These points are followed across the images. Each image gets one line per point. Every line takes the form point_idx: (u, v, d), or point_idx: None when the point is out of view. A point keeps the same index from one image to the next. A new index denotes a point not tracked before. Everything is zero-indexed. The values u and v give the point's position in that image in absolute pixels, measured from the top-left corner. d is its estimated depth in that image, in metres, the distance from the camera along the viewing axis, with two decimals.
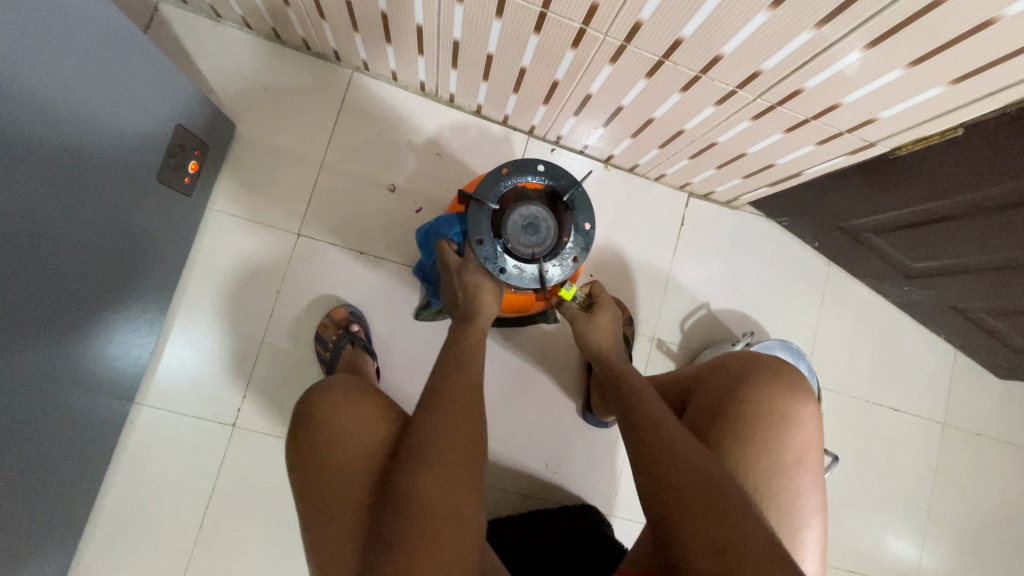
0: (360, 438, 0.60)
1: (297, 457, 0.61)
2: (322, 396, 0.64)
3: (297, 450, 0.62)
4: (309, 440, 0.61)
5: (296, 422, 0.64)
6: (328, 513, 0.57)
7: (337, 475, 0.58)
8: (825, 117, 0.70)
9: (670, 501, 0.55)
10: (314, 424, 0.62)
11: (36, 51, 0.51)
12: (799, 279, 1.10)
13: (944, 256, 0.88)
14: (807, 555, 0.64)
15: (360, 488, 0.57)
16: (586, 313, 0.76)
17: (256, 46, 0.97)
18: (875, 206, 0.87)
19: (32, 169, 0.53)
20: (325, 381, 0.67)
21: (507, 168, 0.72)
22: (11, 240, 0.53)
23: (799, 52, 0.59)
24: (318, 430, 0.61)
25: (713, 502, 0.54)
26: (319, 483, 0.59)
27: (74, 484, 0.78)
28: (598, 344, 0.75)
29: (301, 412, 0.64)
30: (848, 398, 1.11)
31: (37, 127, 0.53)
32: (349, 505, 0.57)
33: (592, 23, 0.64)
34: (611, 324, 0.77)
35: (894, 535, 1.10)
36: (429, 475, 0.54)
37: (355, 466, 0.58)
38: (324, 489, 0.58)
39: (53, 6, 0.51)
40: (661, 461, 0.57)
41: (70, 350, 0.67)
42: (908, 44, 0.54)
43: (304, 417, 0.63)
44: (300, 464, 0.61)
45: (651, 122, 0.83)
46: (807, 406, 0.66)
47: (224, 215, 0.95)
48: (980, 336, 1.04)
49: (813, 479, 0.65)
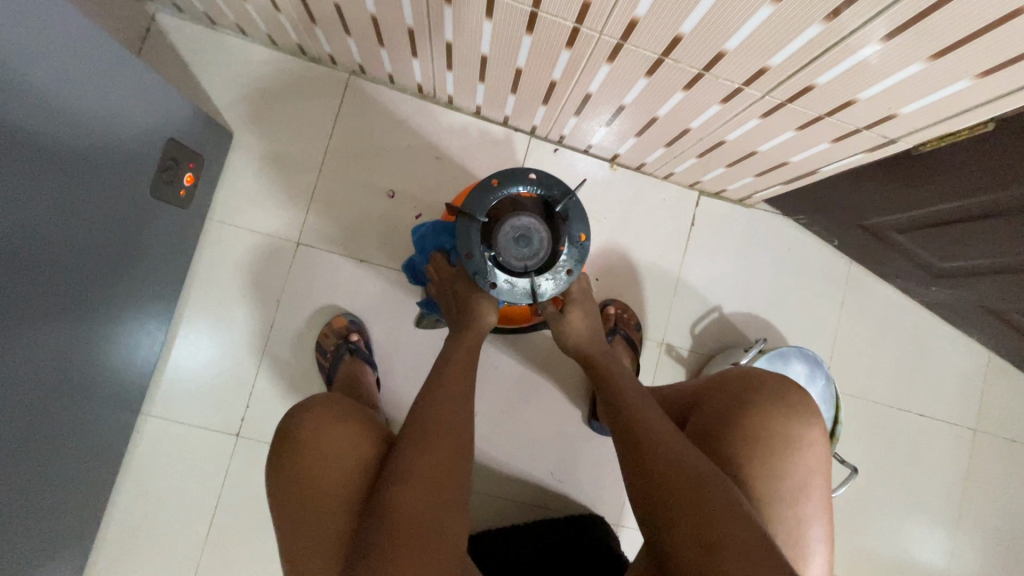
0: (339, 462, 0.59)
1: (274, 478, 0.60)
2: (300, 416, 0.62)
3: (275, 470, 0.61)
4: (286, 461, 0.60)
5: (273, 441, 0.62)
6: (305, 540, 0.56)
7: (314, 500, 0.57)
8: (839, 114, 0.65)
9: (662, 506, 0.53)
10: (291, 444, 0.60)
11: (30, 79, 0.51)
12: (819, 279, 1.05)
13: (975, 256, 0.82)
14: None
15: (338, 515, 0.56)
16: (557, 314, 0.74)
17: (252, 53, 0.96)
18: (899, 205, 0.82)
19: (37, 192, 0.55)
20: (304, 399, 0.65)
21: (496, 179, 0.69)
22: (25, 258, 0.55)
23: (810, 46, 0.54)
24: (294, 453, 0.59)
25: (703, 500, 0.51)
26: (295, 508, 0.58)
27: (80, 498, 0.79)
28: (583, 348, 0.73)
29: (279, 431, 0.62)
30: (871, 404, 1.06)
31: (42, 152, 0.54)
32: (326, 535, 0.55)
33: (586, 22, 0.60)
34: (588, 319, 0.74)
35: (920, 547, 1.05)
36: (412, 488, 0.52)
37: (332, 493, 0.57)
38: (297, 516, 0.57)
39: (41, 34, 0.51)
40: (653, 463, 0.55)
41: (88, 354, 0.70)
42: (930, 36, 0.49)
43: (281, 439, 0.61)
44: (277, 486, 0.60)
45: (655, 121, 0.80)
46: (812, 428, 0.62)
47: (224, 225, 0.95)
48: (1015, 339, 0.97)
49: (819, 505, 0.61)
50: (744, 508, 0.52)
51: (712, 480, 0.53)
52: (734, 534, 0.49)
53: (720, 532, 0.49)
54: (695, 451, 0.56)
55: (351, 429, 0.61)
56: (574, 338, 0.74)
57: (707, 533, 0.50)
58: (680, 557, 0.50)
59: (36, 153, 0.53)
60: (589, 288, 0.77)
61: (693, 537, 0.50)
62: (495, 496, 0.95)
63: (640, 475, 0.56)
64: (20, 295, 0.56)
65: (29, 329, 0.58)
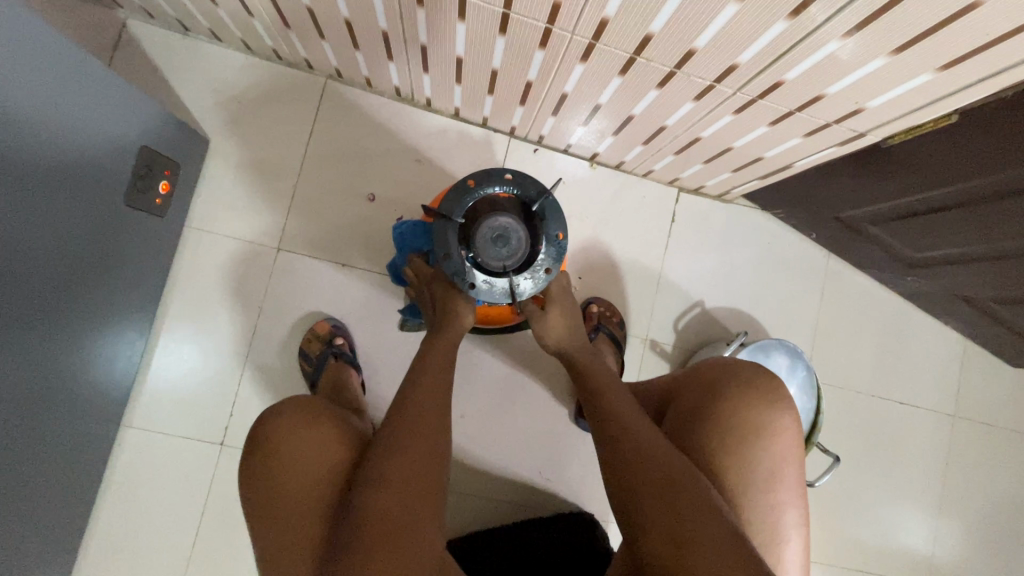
0: (312, 465, 0.58)
1: (246, 480, 0.60)
2: (274, 417, 0.61)
3: (247, 472, 0.60)
4: (259, 464, 0.59)
5: (246, 442, 0.61)
6: (276, 542, 0.56)
7: (286, 503, 0.57)
8: (809, 109, 0.66)
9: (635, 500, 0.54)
10: (264, 447, 0.60)
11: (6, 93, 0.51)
12: (798, 272, 1.06)
13: (948, 245, 0.84)
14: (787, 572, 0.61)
15: (312, 518, 0.56)
16: (540, 312, 0.74)
17: (227, 59, 0.95)
18: (871, 196, 0.83)
19: (15, 211, 0.55)
20: (279, 400, 0.64)
21: (472, 179, 0.70)
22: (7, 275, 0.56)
23: (776, 43, 0.55)
24: (267, 456, 0.59)
25: (670, 494, 0.53)
26: (268, 510, 0.57)
27: (62, 512, 0.78)
28: (563, 345, 0.74)
29: (252, 433, 0.62)
30: (852, 393, 1.07)
31: (19, 168, 0.54)
32: (297, 539, 0.55)
33: (558, 23, 0.60)
34: (567, 317, 0.75)
35: (903, 532, 1.07)
36: (388, 493, 0.53)
37: (303, 497, 0.57)
38: (269, 519, 0.57)
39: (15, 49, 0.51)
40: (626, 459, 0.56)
41: (70, 369, 0.70)
42: (892, 31, 0.50)
43: (253, 441, 0.61)
44: (250, 489, 0.59)
45: (632, 119, 0.80)
46: (785, 416, 0.63)
47: (202, 231, 0.94)
48: (988, 325, 0.99)
49: (792, 491, 0.62)
50: (712, 500, 0.53)
51: (679, 473, 0.54)
52: (699, 526, 0.51)
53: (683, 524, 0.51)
54: (666, 446, 0.57)
55: (325, 433, 0.61)
56: (555, 336, 0.74)
57: (672, 525, 0.51)
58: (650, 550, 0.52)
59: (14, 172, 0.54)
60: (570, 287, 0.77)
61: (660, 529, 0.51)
62: (483, 497, 0.96)
63: (614, 471, 0.57)
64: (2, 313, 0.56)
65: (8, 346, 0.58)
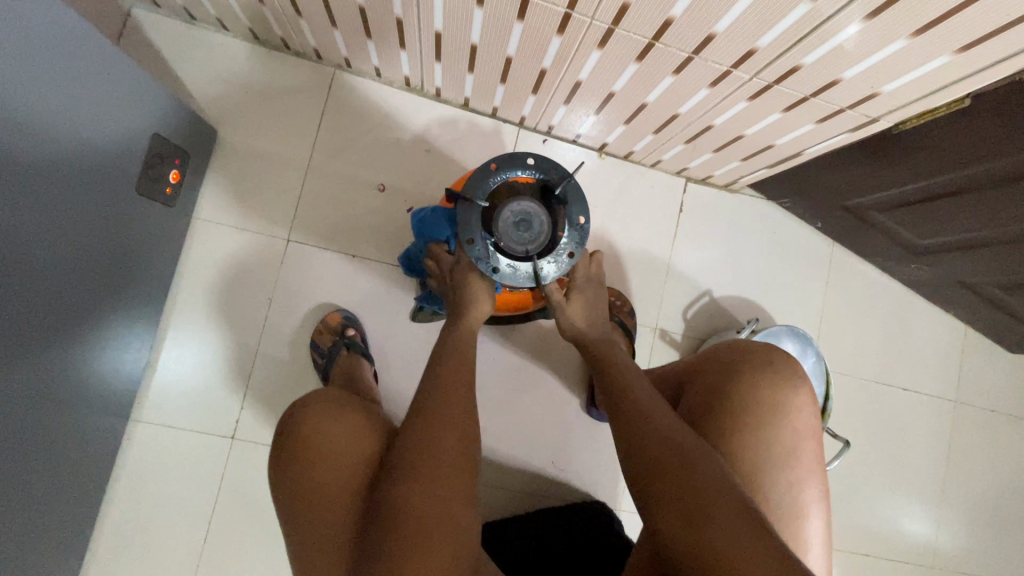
0: (340, 458, 0.58)
1: (276, 478, 0.60)
2: (302, 413, 0.61)
3: (277, 471, 0.60)
4: (288, 461, 0.59)
5: (275, 439, 0.61)
6: (310, 538, 0.56)
7: (317, 499, 0.57)
8: (824, 94, 0.67)
9: (656, 484, 0.54)
10: (293, 443, 0.59)
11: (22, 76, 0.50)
12: (804, 261, 1.07)
13: (954, 231, 0.85)
14: (809, 546, 0.62)
15: (344, 513, 0.56)
16: (563, 302, 0.74)
17: (233, 48, 0.94)
18: (879, 183, 0.84)
19: (29, 197, 0.54)
20: (305, 396, 0.64)
21: (495, 163, 0.69)
22: (20, 262, 0.55)
23: (796, 27, 0.56)
24: (296, 452, 0.59)
25: (693, 476, 0.53)
26: (297, 505, 0.57)
27: (72, 507, 0.77)
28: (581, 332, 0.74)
29: (280, 430, 0.61)
30: (858, 380, 1.09)
31: (31, 155, 0.53)
32: (331, 534, 0.55)
33: (578, 7, 0.61)
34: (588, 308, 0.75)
35: (908, 517, 1.08)
36: (412, 481, 0.53)
37: (335, 493, 0.57)
38: (301, 516, 0.57)
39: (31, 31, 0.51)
40: (648, 442, 0.57)
41: (81, 362, 0.69)
42: (912, 13, 0.51)
43: (283, 437, 0.60)
44: (277, 483, 0.59)
45: (644, 108, 0.81)
46: (801, 393, 0.64)
47: (210, 223, 0.93)
48: (990, 311, 1.01)
49: (811, 467, 0.63)
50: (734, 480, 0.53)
51: (701, 454, 0.55)
52: (728, 509, 0.51)
53: (704, 503, 0.51)
54: (687, 429, 0.57)
55: (353, 426, 0.60)
56: (573, 327, 0.74)
57: (695, 507, 0.52)
58: (669, 529, 0.52)
59: (28, 157, 0.53)
60: (593, 280, 0.78)
61: (683, 513, 0.52)
62: (497, 487, 0.95)
63: (633, 454, 0.57)
64: (16, 301, 0.55)
65: (21, 336, 0.57)
